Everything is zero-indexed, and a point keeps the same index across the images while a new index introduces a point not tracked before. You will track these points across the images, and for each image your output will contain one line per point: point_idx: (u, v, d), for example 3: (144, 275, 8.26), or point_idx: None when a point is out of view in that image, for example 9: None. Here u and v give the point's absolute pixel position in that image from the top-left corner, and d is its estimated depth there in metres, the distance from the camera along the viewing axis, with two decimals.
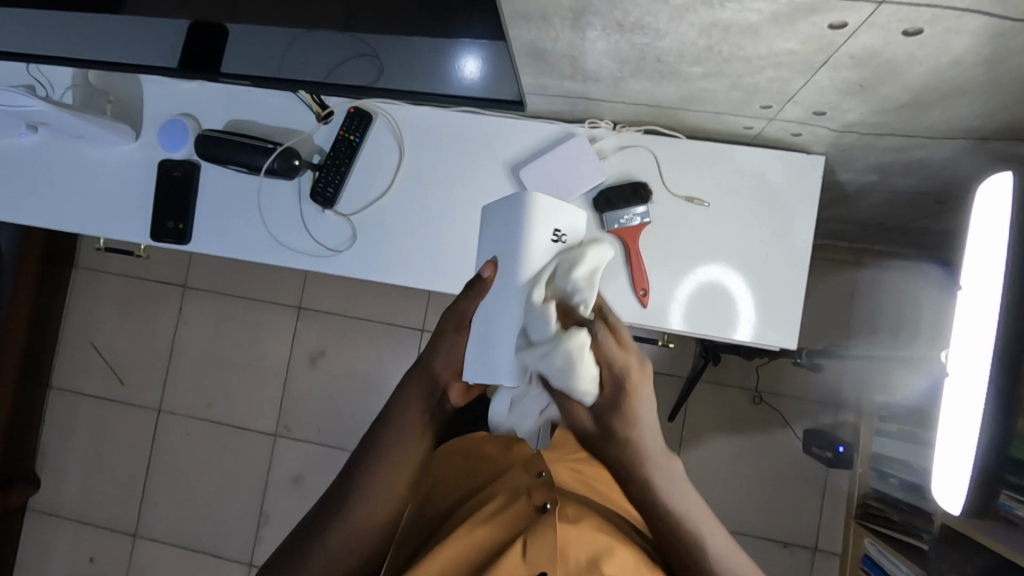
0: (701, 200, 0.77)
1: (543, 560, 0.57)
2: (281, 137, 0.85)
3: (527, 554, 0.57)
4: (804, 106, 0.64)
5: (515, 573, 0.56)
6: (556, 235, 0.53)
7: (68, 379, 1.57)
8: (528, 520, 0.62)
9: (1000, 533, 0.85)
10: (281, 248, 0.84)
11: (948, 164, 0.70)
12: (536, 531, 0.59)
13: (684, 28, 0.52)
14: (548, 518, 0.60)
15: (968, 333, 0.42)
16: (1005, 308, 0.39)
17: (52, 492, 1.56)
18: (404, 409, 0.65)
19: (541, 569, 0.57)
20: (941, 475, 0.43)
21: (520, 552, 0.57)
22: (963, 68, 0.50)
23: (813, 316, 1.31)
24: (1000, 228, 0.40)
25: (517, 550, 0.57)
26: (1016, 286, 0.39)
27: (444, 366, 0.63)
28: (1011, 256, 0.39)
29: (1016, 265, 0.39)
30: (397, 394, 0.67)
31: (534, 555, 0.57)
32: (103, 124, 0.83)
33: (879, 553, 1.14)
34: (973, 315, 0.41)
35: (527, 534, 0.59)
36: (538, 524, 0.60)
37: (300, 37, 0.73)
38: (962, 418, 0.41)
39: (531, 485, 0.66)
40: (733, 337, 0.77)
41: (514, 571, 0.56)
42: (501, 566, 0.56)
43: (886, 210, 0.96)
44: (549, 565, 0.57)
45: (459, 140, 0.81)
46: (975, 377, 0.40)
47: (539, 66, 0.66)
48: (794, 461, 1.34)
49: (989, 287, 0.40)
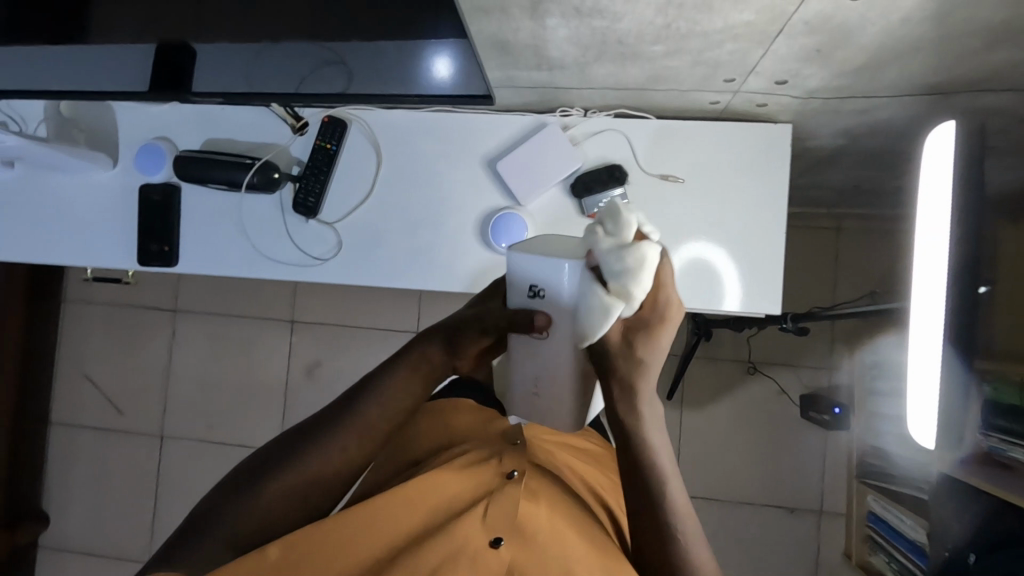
0: (676, 177, 0.79)
1: (498, 528, 0.61)
2: (259, 151, 0.85)
3: (485, 518, 0.61)
4: (765, 77, 0.65)
5: (471, 534, 0.60)
6: (533, 290, 0.54)
7: (67, 413, 1.57)
8: (491, 489, 0.64)
9: (996, 476, 0.87)
10: (269, 261, 0.84)
11: (911, 120, 0.72)
12: (497, 498, 0.63)
13: (640, 8, 0.53)
14: (512, 491, 0.63)
15: (923, 286, 0.43)
16: (953, 256, 0.41)
17: (62, 526, 1.56)
18: (404, 367, 0.66)
19: (496, 534, 0.60)
20: (912, 426, 0.45)
21: (479, 515, 0.61)
22: (911, 25, 0.52)
23: (798, 284, 1.34)
24: (948, 174, 0.42)
25: (477, 515, 0.61)
26: (963, 234, 0.41)
27: (446, 349, 0.66)
28: (957, 205, 0.41)
29: (961, 213, 0.41)
30: (405, 355, 0.67)
31: (493, 516, 0.61)
32: (78, 154, 0.83)
33: (882, 508, 1.18)
34: (927, 267, 0.43)
35: (489, 501, 0.63)
36: (502, 492, 0.63)
37: (263, 49, 0.73)
38: (923, 369, 0.43)
39: (502, 456, 0.68)
40: (721, 308, 0.78)
41: (472, 531, 0.60)
42: (459, 527, 0.60)
43: (857, 173, 0.98)
44: (506, 531, 0.60)
45: (433, 138, 0.82)
46: (933, 326, 0.42)
47: (504, 58, 0.67)
48: (793, 427, 1.37)
49: (939, 238, 0.42)
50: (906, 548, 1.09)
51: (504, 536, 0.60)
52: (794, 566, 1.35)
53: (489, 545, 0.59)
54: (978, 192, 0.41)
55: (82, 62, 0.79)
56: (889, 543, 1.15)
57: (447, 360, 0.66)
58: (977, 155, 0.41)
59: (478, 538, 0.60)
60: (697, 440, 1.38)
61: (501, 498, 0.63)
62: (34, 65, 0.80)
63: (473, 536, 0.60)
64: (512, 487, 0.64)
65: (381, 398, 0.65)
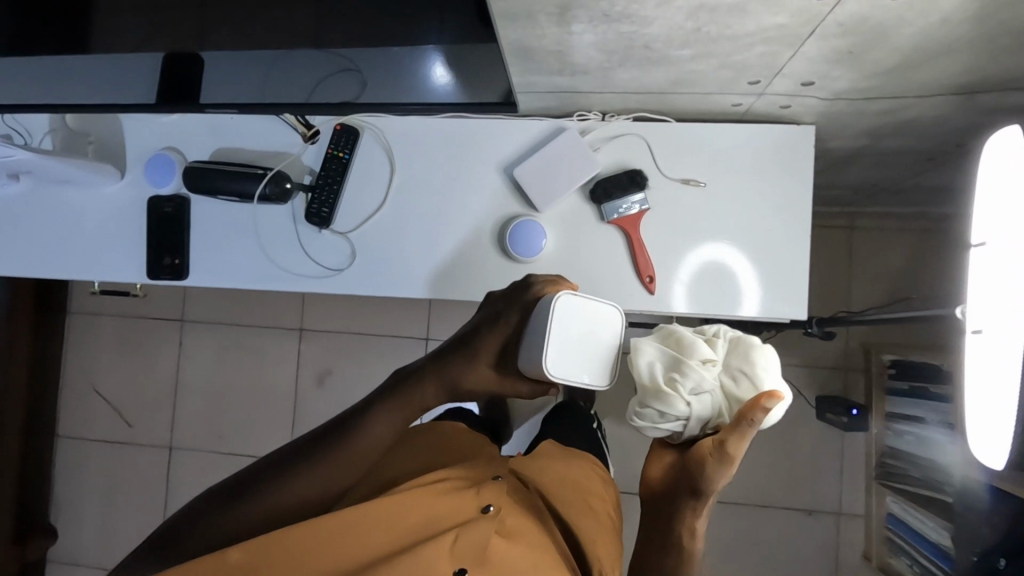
0: (697, 181, 0.77)
1: (464, 559, 0.57)
2: (270, 161, 0.83)
3: (452, 547, 0.58)
4: (792, 79, 0.64)
5: (437, 561, 0.56)
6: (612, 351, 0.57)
7: (76, 426, 1.56)
8: (465, 519, 0.62)
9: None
10: (282, 273, 0.83)
11: (940, 120, 0.71)
12: (470, 529, 0.60)
13: (671, 12, 0.51)
14: (485, 523, 0.61)
15: (997, 292, 0.43)
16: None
17: (72, 540, 1.55)
18: (416, 386, 0.69)
19: (461, 564, 0.57)
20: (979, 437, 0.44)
21: (448, 542, 0.59)
22: (951, 26, 0.50)
23: (813, 284, 1.32)
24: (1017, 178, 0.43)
25: (444, 543, 0.58)
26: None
27: (460, 365, 0.66)
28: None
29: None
30: (415, 375, 0.69)
31: (460, 548, 0.58)
32: (86, 166, 0.82)
33: (903, 510, 1.17)
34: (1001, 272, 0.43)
35: (460, 530, 0.60)
36: (476, 523, 0.61)
37: (274, 58, 0.71)
38: (995, 380, 0.43)
39: (482, 489, 0.67)
40: (746, 314, 0.77)
41: (437, 558, 0.57)
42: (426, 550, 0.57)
43: (878, 172, 0.96)
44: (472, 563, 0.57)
45: (448, 145, 0.81)
46: (1007, 331, 0.42)
47: (524, 63, 0.65)
48: (810, 429, 1.35)
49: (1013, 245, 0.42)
50: (931, 551, 1.07)
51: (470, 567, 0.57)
52: (813, 569, 1.33)
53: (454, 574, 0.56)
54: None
55: (91, 75, 0.79)
56: (911, 546, 1.14)
57: (457, 373, 0.66)
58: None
59: (442, 567, 0.56)
60: None
61: (473, 529, 0.60)
62: (43, 77, 0.79)
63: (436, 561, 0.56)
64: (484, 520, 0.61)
65: (388, 410, 0.69)
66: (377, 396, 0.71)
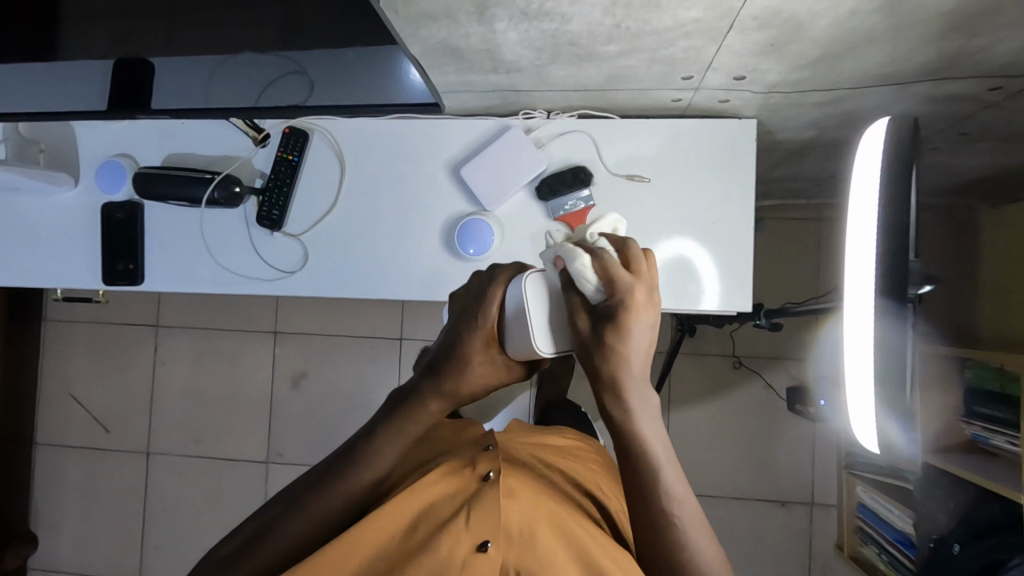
0: (641, 176, 0.78)
1: (483, 530, 0.58)
2: (220, 165, 0.84)
3: (469, 523, 0.59)
4: (724, 72, 0.64)
5: (456, 544, 0.57)
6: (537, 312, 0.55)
7: (53, 433, 1.56)
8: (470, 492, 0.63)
9: (1000, 477, 0.87)
10: (237, 276, 0.83)
11: (878, 109, 0.72)
12: (478, 501, 0.60)
13: (588, 9, 0.52)
14: (492, 492, 0.61)
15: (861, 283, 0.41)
16: (881, 251, 0.40)
17: (52, 547, 1.55)
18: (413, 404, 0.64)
19: (484, 537, 0.58)
20: (862, 433, 0.43)
21: (463, 521, 0.59)
22: (862, 17, 0.51)
23: (780, 276, 1.33)
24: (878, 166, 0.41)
25: (459, 521, 0.59)
26: (891, 228, 0.39)
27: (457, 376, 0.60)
28: (884, 197, 0.40)
29: (889, 209, 0.39)
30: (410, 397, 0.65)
31: (477, 523, 0.59)
32: (37, 175, 0.82)
33: (872, 499, 1.17)
34: (865, 262, 0.41)
35: (469, 505, 0.60)
36: (481, 493, 0.61)
37: (224, 61, 0.73)
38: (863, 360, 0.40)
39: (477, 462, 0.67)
40: (697, 307, 0.77)
41: (456, 541, 0.58)
42: (444, 536, 0.58)
43: (831, 163, 0.97)
44: (491, 533, 0.58)
45: (396, 145, 0.81)
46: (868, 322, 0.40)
47: (458, 63, 0.66)
48: (781, 420, 1.36)
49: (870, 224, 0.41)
50: (895, 539, 1.09)
51: (491, 539, 0.58)
52: (788, 560, 1.34)
53: (477, 550, 0.57)
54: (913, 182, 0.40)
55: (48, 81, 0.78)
56: (879, 534, 1.15)
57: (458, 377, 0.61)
58: (909, 147, 0.40)
59: (463, 545, 0.58)
60: (686, 436, 1.37)
61: (482, 500, 0.60)
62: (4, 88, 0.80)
63: (458, 541, 0.57)
64: (487, 487, 0.62)
65: (387, 430, 0.65)
66: (372, 419, 0.67)
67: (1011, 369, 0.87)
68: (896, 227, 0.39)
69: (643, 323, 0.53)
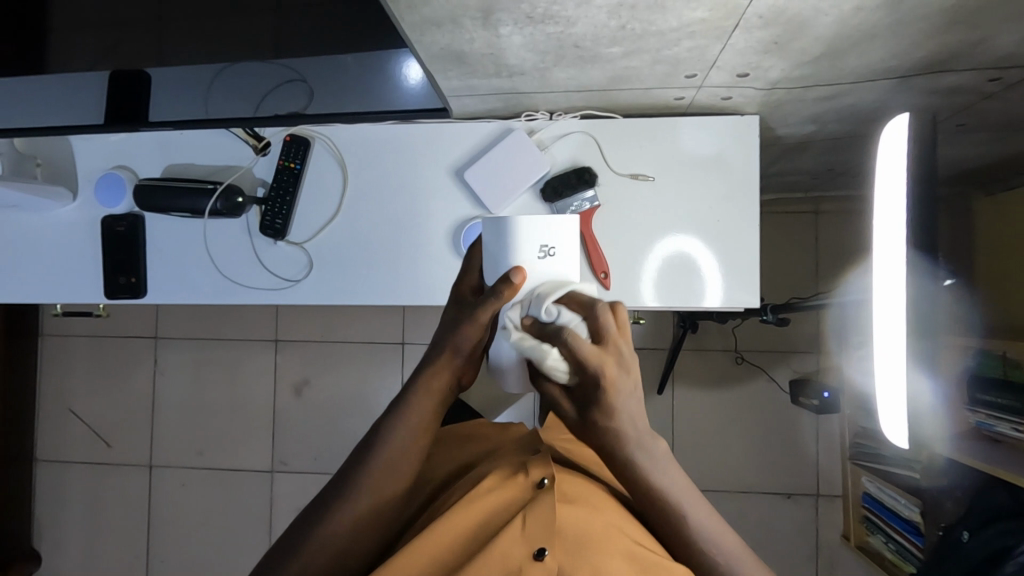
0: (645, 175, 0.78)
1: (539, 538, 0.58)
2: (221, 175, 0.84)
3: (524, 532, 0.58)
4: (728, 70, 0.65)
5: (513, 550, 0.57)
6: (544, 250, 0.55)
7: (53, 450, 1.55)
8: (523, 501, 0.62)
9: (1012, 465, 0.86)
10: (241, 287, 0.83)
11: (878, 102, 0.72)
12: (531, 507, 0.60)
13: (593, 12, 0.52)
14: (546, 498, 0.61)
15: (884, 286, 0.42)
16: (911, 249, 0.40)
17: (56, 564, 1.54)
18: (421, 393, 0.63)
19: (539, 544, 0.57)
20: (889, 425, 0.44)
21: (518, 529, 0.58)
22: (866, 13, 0.51)
23: (780, 270, 1.34)
24: (903, 170, 0.42)
25: (514, 529, 0.58)
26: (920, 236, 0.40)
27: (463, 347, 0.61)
28: (910, 203, 0.41)
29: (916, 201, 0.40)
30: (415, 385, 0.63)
31: (532, 530, 0.58)
32: (36, 190, 0.81)
33: (878, 490, 1.18)
34: (887, 268, 0.42)
35: (522, 514, 0.60)
36: (534, 503, 0.60)
37: (225, 68, 0.74)
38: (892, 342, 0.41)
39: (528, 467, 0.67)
40: (700, 304, 0.78)
41: (512, 547, 0.57)
42: (500, 540, 0.57)
43: (830, 156, 0.98)
44: (547, 540, 0.57)
45: (401, 148, 0.81)
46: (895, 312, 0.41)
47: (462, 68, 0.65)
48: (784, 412, 1.36)
49: (894, 217, 0.42)
50: (902, 528, 1.11)
51: (548, 546, 0.57)
52: (796, 551, 1.35)
53: (533, 557, 0.56)
54: (933, 178, 0.41)
55: (46, 100, 0.79)
56: (887, 525, 1.16)
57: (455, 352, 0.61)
58: (930, 149, 0.41)
59: (520, 552, 0.57)
60: (692, 431, 1.37)
61: (536, 508, 0.59)
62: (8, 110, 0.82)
63: (514, 550, 0.57)
64: (542, 496, 0.61)
65: (410, 410, 0.63)
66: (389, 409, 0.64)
67: (1012, 357, 0.89)
68: (924, 233, 0.40)
69: (627, 393, 0.51)
